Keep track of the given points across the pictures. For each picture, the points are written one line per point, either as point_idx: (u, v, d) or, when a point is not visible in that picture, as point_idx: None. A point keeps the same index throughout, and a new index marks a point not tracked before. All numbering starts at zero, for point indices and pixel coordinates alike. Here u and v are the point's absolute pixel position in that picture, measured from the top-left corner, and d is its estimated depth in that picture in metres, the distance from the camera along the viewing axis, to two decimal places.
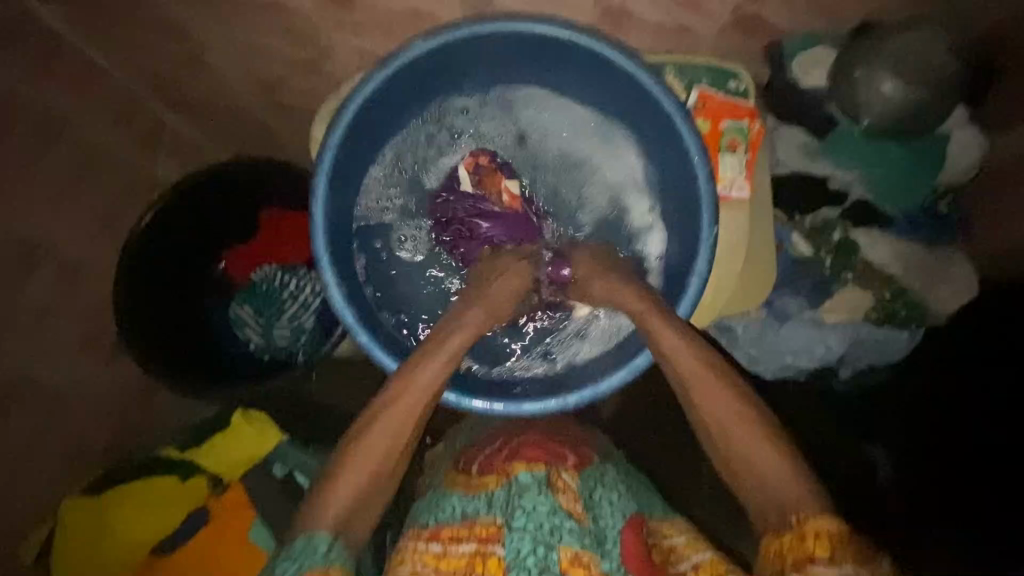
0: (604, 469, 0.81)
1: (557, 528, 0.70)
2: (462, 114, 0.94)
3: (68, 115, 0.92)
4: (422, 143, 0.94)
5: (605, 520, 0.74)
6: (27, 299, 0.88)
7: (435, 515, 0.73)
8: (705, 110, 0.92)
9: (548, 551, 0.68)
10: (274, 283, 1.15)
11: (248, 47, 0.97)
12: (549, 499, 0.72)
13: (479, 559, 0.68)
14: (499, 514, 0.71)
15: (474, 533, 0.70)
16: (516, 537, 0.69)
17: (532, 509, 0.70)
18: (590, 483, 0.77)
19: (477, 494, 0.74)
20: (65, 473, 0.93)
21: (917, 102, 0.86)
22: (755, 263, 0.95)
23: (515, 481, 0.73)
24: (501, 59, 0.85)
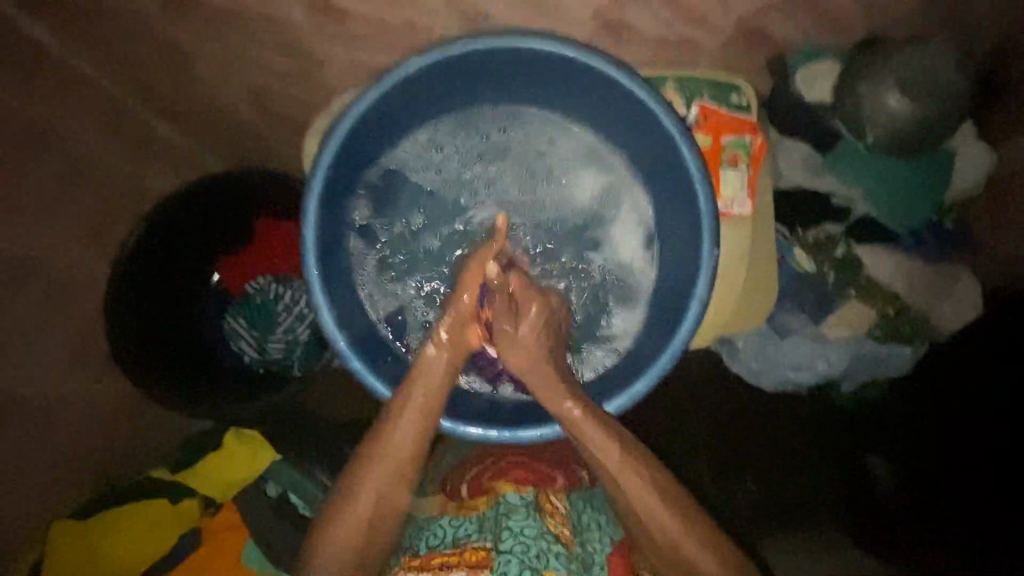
0: (594, 491, 0.82)
1: (544, 552, 0.71)
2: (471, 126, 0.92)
3: (56, 128, 0.90)
4: (434, 152, 0.93)
5: (593, 542, 0.74)
6: (15, 318, 0.86)
7: (427, 540, 0.75)
8: (706, 125, 0.90)
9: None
10: (269, 295, 1.17)
11: (241, 59, 0.95)
12: (537, 521, 0.73)
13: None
14: (489, 539, 0.73)
15: (464, 559, 0.72)
16: (504, 561, 0.70)
17: (520, 531, 0.72)
18: (580, 505, 0.78)
19: (469, 519, 0.76)
20: (55, 488, 0.92)
21: (924, 118, 0.84)
22: (753, 280, 0.94)
23: (502, 501, 0.75)
24: (501, 76, 0.84)
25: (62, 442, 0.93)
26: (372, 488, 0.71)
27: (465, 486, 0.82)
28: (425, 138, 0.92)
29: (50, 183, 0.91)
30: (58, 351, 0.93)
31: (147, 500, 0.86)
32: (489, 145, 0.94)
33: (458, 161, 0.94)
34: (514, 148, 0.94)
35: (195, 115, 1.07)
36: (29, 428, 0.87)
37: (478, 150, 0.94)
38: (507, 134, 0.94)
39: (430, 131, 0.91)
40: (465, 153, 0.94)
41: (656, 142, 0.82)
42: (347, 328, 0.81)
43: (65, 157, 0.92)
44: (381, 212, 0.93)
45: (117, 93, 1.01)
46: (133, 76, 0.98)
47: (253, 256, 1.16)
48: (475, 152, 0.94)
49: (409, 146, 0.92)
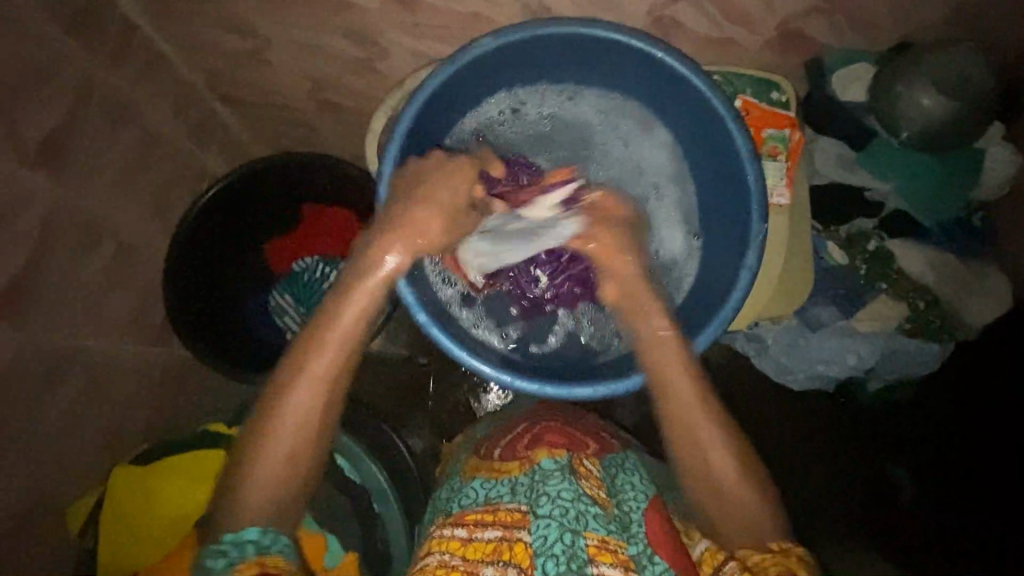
0: (625, 458, 0.84)
1: (583, 514, 0.70)
2: (530, 96, 0.97)
3: (134, 101, 0.97)
4: (496, 119, 0.97)
5: (629, 502, 0.76)
6: (88, 274, 0.90)
7: (460, 502, 0.78)
8: (748, 119, 0.96)
9: (576, 537, 0.68)
10: (315, 274, 1.20)
11: (309, 46, 1.02)
12: (573, 484, 0.72)
13: (507, 544, 0.70)
14: (523, 501, 0.73)
15: (499, 519, 0.73)
16: (543, 525, 0.69)
17: (557, 495, 0.71)
18: (612, 471, 0.80)
19: (501, 482, 0.77)
20: (114, 443, 0.95)
21: (954, 116, 0.89)
22: (790, 267, 0.98)
23: (538, 467, 0.75)
24: (565, 59, 0.89)
25: (121, 399, 0.96)
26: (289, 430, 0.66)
27: (498, 449, 0.83)
28: (495, 113, 0.97)
29: (127, 151, 0.96)
30: (121, 310, 0.97)
31: (200, 452, 0.87)
32: (548, 124, 1.00)
33: (516, 132, 0.99)
34: (569, 129, 1.00)
35: (255, 100, 1.14)
36: (94, 380, 0.91)
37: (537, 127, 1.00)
38: (570, 113, 0.99)
39: (504, 102, 0.96)
40: (521, 117, 0.99)
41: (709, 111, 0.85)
42: (415, 286, 0.83)
43: (140, 129, 0.98)
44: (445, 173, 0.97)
45: (187, 76, 1.07)
46: (205, 60, 1.05)
47: (302, 237, 1.20)
48: (538, 125, 1.00)
49: (482, 112, 0.96)
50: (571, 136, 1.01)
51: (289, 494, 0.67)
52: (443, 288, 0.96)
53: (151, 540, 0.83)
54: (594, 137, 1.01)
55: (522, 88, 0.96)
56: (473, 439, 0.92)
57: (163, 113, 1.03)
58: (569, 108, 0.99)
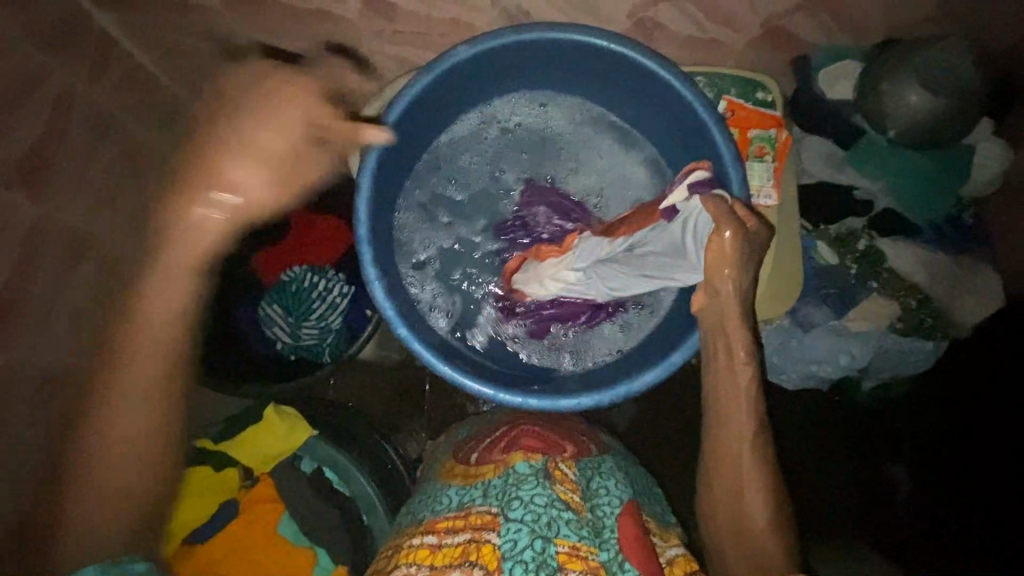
0: (602, 461, 0.84)
1: (555, 520, 0.69)
2: (510, 109, 0.97)
3: (116, 115, 0.96)
4: (476, 133, 0.97)
5: (603, 507, 0.75)
6: (73, 290, 0.90)
7: (434, 508, 0.78)
8: (733, 119, 0.94)
9: (546, 544, 0.67)
10: (304, 283, 1.17)
11: (289, 55, 1.01)
12: (547, 489, 0.72)
13: (475, 545, 0.69)
14: (495, 504, 0.72)
15: (470, 522, 0.72)
16: (513, 528, 0.68)
17: (530, 500, 0.70)
18: (588, 474, 0.79)
19: (475, 487, 0.77)
20: None
21: (942, 113, 0.88)
22: (781, 268, 0.96)
23: (512, 471, 0.75)
24: (543, 65, 0.88)
25: None
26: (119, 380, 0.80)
27: (474, 454, 0.85)
28: (467, 126, 0.97)
29: (110, 166, 0.96)
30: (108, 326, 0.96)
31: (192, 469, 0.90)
32: (521, 134, 0.98)
33: (489, 145, 0.98)
34: (545, 140, 0.99)
35: None
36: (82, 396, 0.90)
37: (510, 138, 0.98)
38: (542, 122, 0.98)
39: (475, 117, 0.96)
40: (502, 131, 0.98)
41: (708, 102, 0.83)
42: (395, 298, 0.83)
43: (123, 143, 0.98)
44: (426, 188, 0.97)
45: (171, 86, 1.06)
46: (187, 71, 1.04)
47: (291, 246, 1.20)
48: (519, 139, 0.99)
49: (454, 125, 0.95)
50: (555, 148, 0.99)
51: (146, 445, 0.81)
52: (425, 301, 0.96)
53: None
54: (579, 149, 0.99)
55: (500, 99, 0.95)
56: (453, 440, 0.95)
57: (147, 124, 1.02)
58: (543, 118, 0.98)
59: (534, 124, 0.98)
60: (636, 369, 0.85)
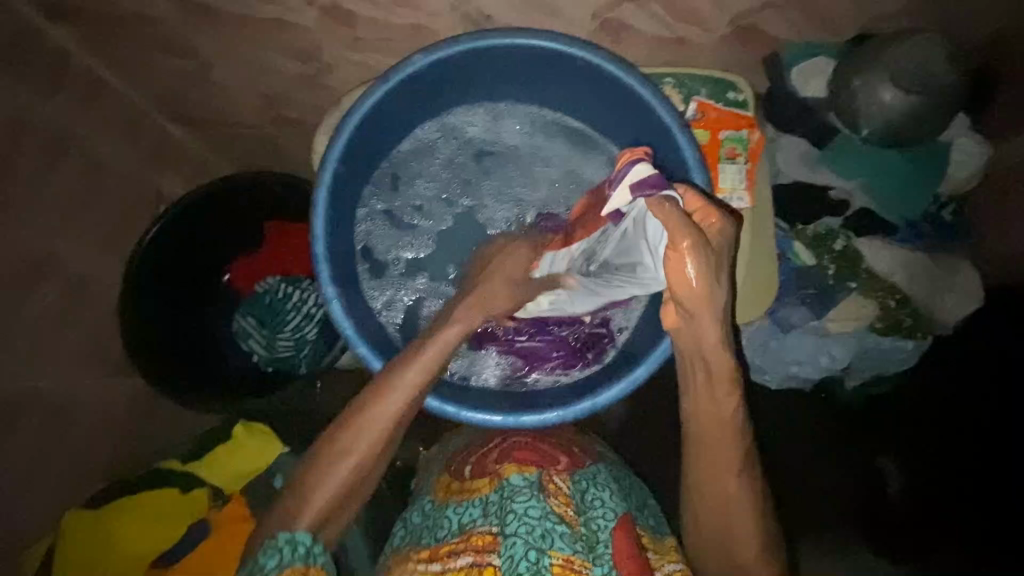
0: (596, 472, 0.80)
1: (549, 533, 0.69)
2: (475, 117, 0.94)
3: (77, 131, 0.94)
4: (439, 144, 0.95)
5: (598, 519, 0.73)
6: (37, 312, 0.88)
7: (435, 533, 0.76)
8: (705, 121, 0.91)
9: (540, 555, 0.67)
10: (279, 294, 1.16)
11: (252, 64, 0.99)
12: (541, 502, 0.71)
13: (477, 569, 0.70)
14: (495, 523, 0.72)
15: (471, 544, 0.72)
16: (511, 544, 0.68)
17: (524, 512, 0.70)
18: (582, 486, 0.77)
19: (473, 504, 0.75)
20: (75, 480, 0.95)
21: (916, 110, 0.86)
22: (758, 273, 0.94)
23: (506, 483, 0.74)
24: (506, 73, 0.86)
25: (76, 437, 0.95)
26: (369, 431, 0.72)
27: (468, 466, 0.82)
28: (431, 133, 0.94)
29: (73, 183, 0.94)
30: (73, 347, 0.95)
31: (158, 490, 0.88)
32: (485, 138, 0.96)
33: (456, 151, 0.96)
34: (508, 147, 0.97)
35: (207, 121, 1.11)
36: (47, 420, 0.89)
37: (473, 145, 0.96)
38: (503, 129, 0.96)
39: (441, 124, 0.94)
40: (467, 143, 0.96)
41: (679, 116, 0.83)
42: (354, 316, 0.82)
43: (85, 159, 0.96)
44: (391, 203, 0.95)
45: (133, 98, 1.04)
46: (150, 82, 1.02)
47: (266, 257, 1.16)
48: (486, 148, 0.96)
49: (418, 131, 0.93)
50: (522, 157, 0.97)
51: (358, 475, 0.72)
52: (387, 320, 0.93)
53: None
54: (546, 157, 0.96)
55: (460, 106, 0.93)
56: (446, 451, 0.90)
57: (108, 139, 1.00)
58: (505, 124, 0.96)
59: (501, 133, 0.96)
60: (605, 383, 0.84)
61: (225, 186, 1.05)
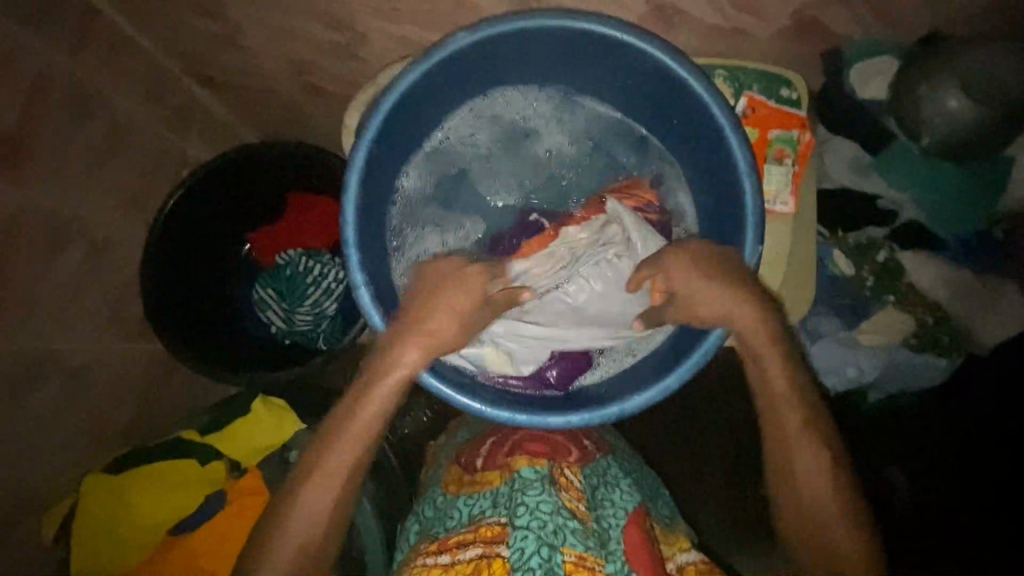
0: (606, 467, 0.80)
1: (561, 529, 0.66)
2: (512, 103, 0.91)
3: (100, 89, 0.91)
4: (472, 128, 0.92)
5: (607, 518, 0.72)
6: (58, 274, 0.88)
7: (445, 524, 0.74)
8: (753, 118, 0.87)
9: (552, 552, 0.64)
10: (299, 267, 1.16)
11: (284, 29, 0.95)
12: (553, 496, 0.69)
13: (486, 562, 0.67)
14: (504, 514, 0.70)
15: (479, 536, 0.70)
16: (520, 536, 0.65)
17: (536, 506, 0.67)
18: (593, 482, 0.76)
19: (484, 495, 0.74)
20: (86, 444, 0.95)
21: (982, 120, 0.82)
22: (794, 280, 0.90)
23: (517, 476, 0.72)
24: (574, 58, 0.82)
25: (92, 401, 0.95)
26: (325, 476, 0.68)
27: (480, 459, 0.80)
28: (495, 116, 0.92)
29: (97, 142, 0.92)
30: (94, 311, 0.95)
31: (175, 460, 0.88)
32: (558, 128, 0.94)
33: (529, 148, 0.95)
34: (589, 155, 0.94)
35: (231, 86, 1.07)
36: (66, 383, 0.90)
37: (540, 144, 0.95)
38: (575, 120, 0.93)
39: (512, 106, 0.91)
40: (500, 128, 0.93)
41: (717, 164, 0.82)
42: (382, 303, 0.81)
43: (107, 119, 0.93)
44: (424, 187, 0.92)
45: (159, 58, 1.01)
46: (177, 42, 0.99)
47: (286, 227, 1.15)
48: (518, 135, 0.94)
49: (475, 114, 0.90)
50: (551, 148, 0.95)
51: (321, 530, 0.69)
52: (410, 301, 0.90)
53: (126, 547, 0.85)
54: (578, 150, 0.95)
55: (496, 92, 0.89)
56: (452, 444, 0.89)
57: (133, 101, 0.97)
58: (576, 121, 0.93)
59: (536, 124, 0.93)
60: (629, 386, 0.82)
61: (254, 152, 1.02)
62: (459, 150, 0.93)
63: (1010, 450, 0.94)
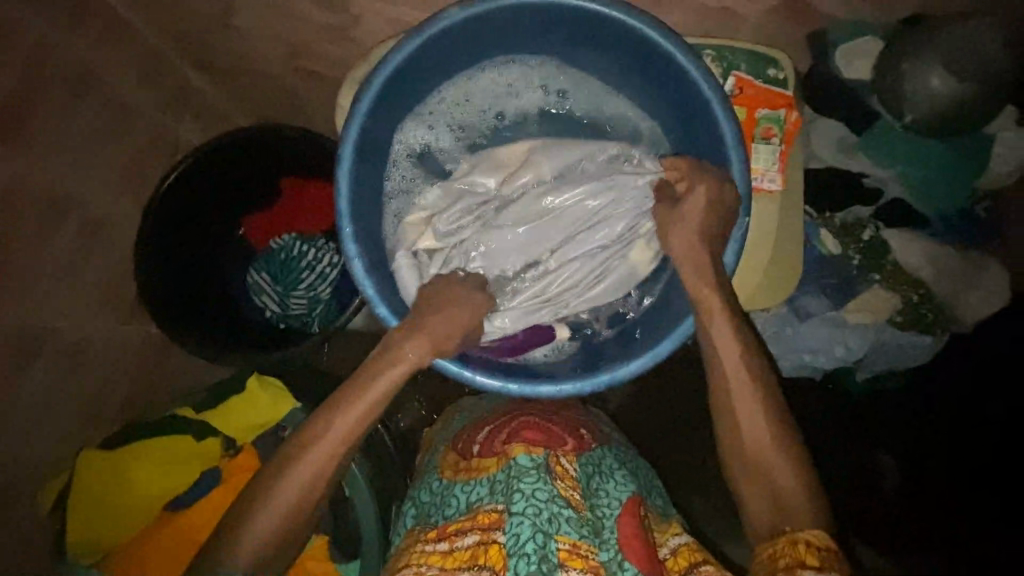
0: (602, 456, 0.80)
1: (556, 517, 0.68)
2: (508, 72, 0.90)
3: (96, 70, 0.92)
4: (467, 98, 0.91)
5: (602, 508, 0.73)
6: (52, 252, 0.88)
7: (443, 511, 0.75)
8: (742, 97, 0.88)
9: (547, 539, 0.67)
10: (293, 252, 1.16)
11: (281, 11, 0.97)
12: (548, 484, 0.70)
13: (483, 548, 0.69)
14: (501, 501, 0.70)
15: (476, 523, 0.71)
16: (516, 523, 0.67)
17: (532, 493, 0.69)
18: (589, 470, 0.76)
19: (480, 482, 0.74)
20: (80, 424, 0.95)
21: (965, 97, 0.84)
22: (783, 255, 0.92)
23: (512, 463, 0.72)
24: (567, 33, 0.83)
25: (86, 380, 0.95)
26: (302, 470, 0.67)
27: (476, 445, 0.80)
28: (499, 89, 0.92)
29: (93, 122, 0.92)
30: (89, 293, 0.95)
31: (171, 437, 0.88)
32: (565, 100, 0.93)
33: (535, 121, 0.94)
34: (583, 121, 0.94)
35: (226, 70, 1.08)
36: (61, 361, 0.90)
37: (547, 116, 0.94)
38: (581, 92, 0.92)
39: (513, 73, 0.91)
40: (498, 94, 0.92)
41: (699, 129, 0.83)
42: (376, 274, 0.82)
43: (103, 99, 0.94)
44: (421, 155, 0.92)
45: (156, 40, 1.02)
46: (174, 24, 1.00)
47: (281, 213, 1.16)
48: (516, 97, 0.93)
49: (474, 79, 0.90)
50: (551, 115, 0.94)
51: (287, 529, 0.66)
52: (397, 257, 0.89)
53: (122, 522, 0.85)
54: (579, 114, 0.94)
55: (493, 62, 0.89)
56: (447, 432, 0.89)
57: (130, 81, 0.98)
58: (580, 91, 0.93)
59: (533, 88, 0.93)
60: (620, 358, 0.83)
61: (247, 137, 1.03)
62: (465, 123, 0.93)
63: (997, 429, 0.99)
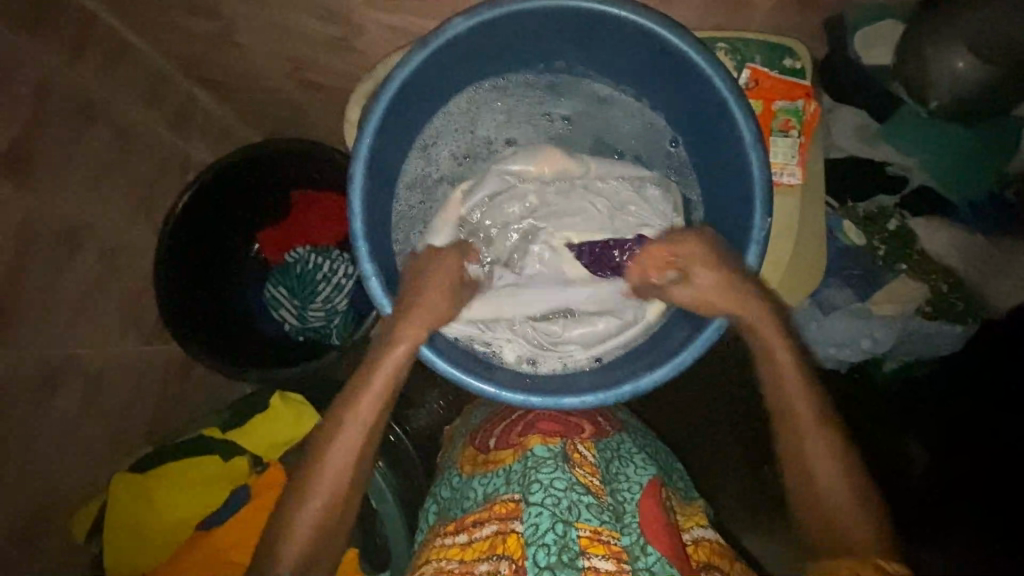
0: (620, 441, 0.80)
1: (575, 505, 0.67)
2: (512, 83, 0.90)
3: (104, 96, 0.93)
4: (472, 110, 0.91)
5: (623, 492, 0.71)
6: (73, 279, 0.89)
7: (462, 504, 0.75)
8: (757, 90, 0.86)
9: (568, 528, 0.65)
10: (308, 264, 1.16)
11: (283, 27, 0.96)
12: (566, 473, 0.69)
13: (502, 537, 0.68)
14: (517, 490, 0.70)
15: (494, 513, 0.70)
16: (534, 512, 0.66)
17: (549, 484, 0.68)
18: (607, 456, 0.76)
19: (497, 474, 0.74)
20: (111, 446, 0.97)
21: (992, 78, 0.80)
22: (805, 248, 0.89)
23: (530, 454, 0.72)
24: (574, 38, 0.82)
25: (114, 402, 0.97)
26: (322, 481, 0.71)
27: (492, 439, 0.80)
28: (490, 100, 0.91)
29: (105, 148, 0.93)
30: (111, 316, 0.96)
31: (196, 458, 0.90)
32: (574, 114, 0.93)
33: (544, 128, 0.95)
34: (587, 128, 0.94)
35: (231, 86, 1.08)
36: (89, 385, 0.92)
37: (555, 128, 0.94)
38: (592, 99, 0.92)
39: (517, 84, 0.90)
40: (501, 105, 0.92)
41: (708, 130, 0.82)
42: (392, 292, 0.81)
43: (113, 124, 0.94)
44: (428, 168, 0.92)
45: (161, 61, 1.02)
46: (177, 43, 1.00)
47: (295, 226, 1.16)
48: (519, 107, 0.93)
49: (479, 92, 0.90)
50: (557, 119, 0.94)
51: (331, 526, 0.72)
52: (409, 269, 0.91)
53: (155, 543, 0.87)
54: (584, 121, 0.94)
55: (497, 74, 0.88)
56: (468, 424, 0.89)
57: (138, 104, 0.99)
58: (587, 100, 0.93)
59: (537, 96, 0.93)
60: (643, 364, 0.82)
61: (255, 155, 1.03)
62: (471, 138, 0.93)
63: None
